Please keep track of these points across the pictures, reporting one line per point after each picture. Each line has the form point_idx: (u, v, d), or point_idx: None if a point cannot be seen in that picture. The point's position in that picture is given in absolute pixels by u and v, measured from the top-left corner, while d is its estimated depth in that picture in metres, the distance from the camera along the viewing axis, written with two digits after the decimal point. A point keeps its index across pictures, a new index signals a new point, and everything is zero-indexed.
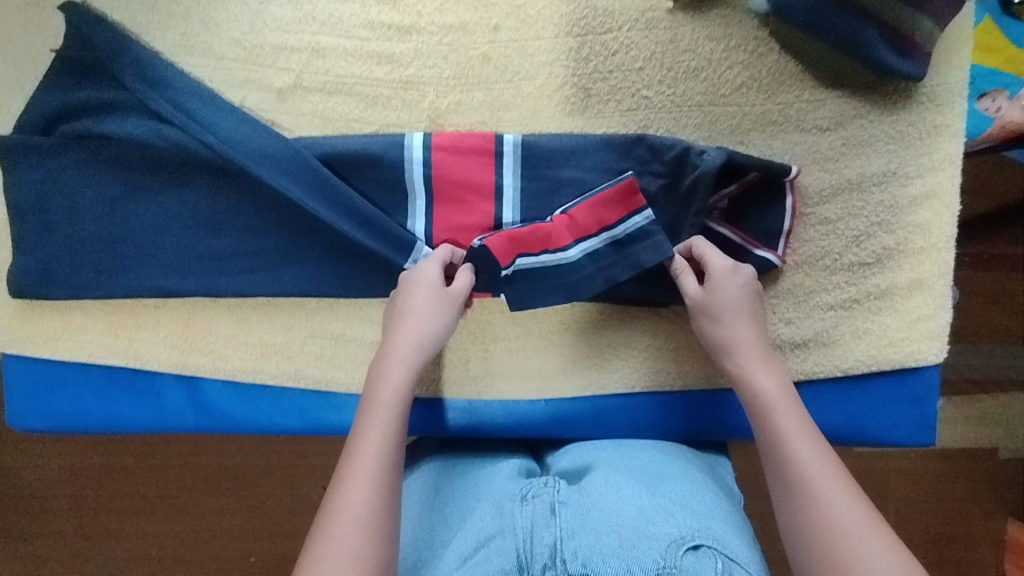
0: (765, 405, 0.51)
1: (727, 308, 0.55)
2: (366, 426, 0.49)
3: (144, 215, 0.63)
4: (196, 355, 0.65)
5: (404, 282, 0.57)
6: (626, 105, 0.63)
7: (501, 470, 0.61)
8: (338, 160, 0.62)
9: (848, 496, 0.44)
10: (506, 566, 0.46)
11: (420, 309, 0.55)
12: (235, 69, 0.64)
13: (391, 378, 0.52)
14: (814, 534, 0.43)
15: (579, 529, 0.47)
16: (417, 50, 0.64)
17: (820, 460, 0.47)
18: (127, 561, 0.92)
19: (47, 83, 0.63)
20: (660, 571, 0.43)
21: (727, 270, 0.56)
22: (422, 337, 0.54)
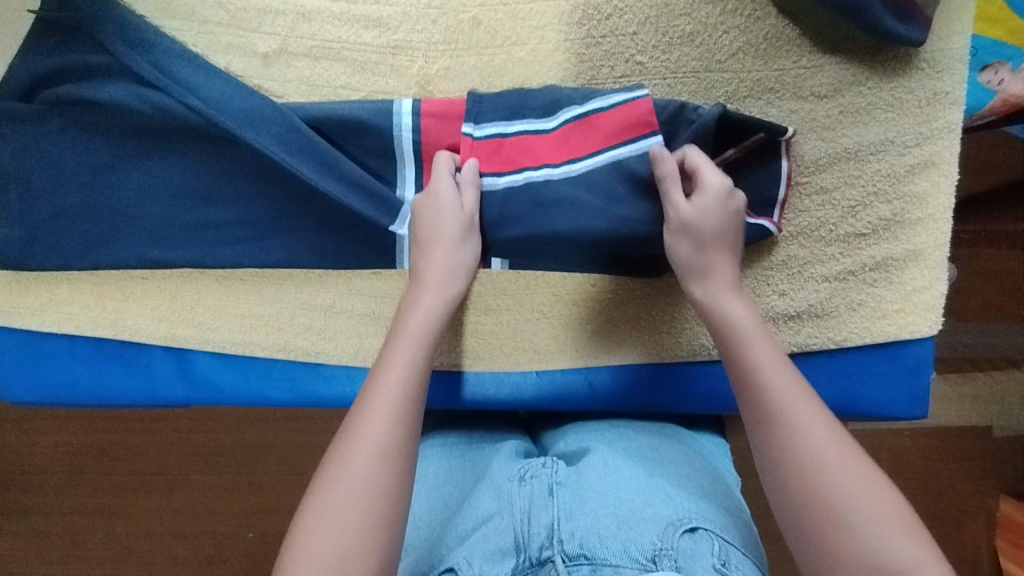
0: (734, 338, 0.52)
1: (711, 233, 0.55)
2: (393, 353, 0.51)
3: (131, 185, 0.62)
4: (185, 326, 0.64)
5: (427, 207, 0.58)
6: (619, 71, 0.62)
7: (502, 451, 0.60)
8: (326, 127, 0.61)
9: (827, 441, 0.45)
10: (504, 545, 0.47)
11: (448, 237, 0.57)
12: (219, 33, 0.62)
13: (422, 305, 0.55)
14: (791, 476, 0.45)
15: (575, 510, 0.48)
16: (405, 13, 0.63)
17: (792, 393, 0.48)
18: (124, 536, 0.93)
19: (27, 48, 0.61)
20: (658, 552, 0.44)
21: (720, 192, 0.54)
22: (451, 268, 0.57)
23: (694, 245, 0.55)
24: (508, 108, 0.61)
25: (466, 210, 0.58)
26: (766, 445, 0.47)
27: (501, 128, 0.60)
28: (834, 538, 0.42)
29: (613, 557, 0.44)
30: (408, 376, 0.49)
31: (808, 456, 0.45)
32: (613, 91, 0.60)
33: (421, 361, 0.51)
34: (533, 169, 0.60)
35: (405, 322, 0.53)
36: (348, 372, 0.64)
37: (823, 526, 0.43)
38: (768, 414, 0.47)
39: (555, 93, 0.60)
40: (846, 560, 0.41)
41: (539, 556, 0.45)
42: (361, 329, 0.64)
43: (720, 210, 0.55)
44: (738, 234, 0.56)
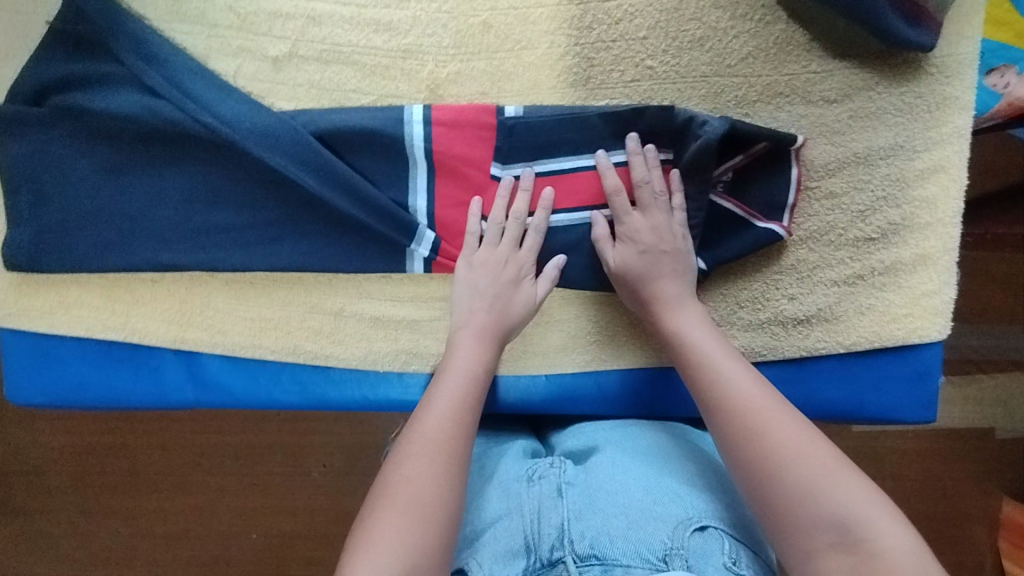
0: (694, 347, 0.55)
1: (640, 273, 0.58)
2: (443, 382, 0.54)
3: (141, 188, 0.62)
4: (195, 330, 0.64)
5: (485, 269, 0.60)
6: (629, 75, 0.62)
7: (509, 452, 0.60)
8: (337, 134, 0.60)
9: (787, 423, 0.48)
10: (515, 547, 0.47)
11: (497, 302, 0.59)
12: (229, 36, 0.61)
13: (473, 350, 0.56)
14: (755, 451, 0.47)
15: (585, 510, 0.48)
16: (416, 17, 0.62)
17: (753, 389, 0.51)
18: (129, 538, 0.93)
19: (40, 54, 0.60)
20: (669, 551, 0.44)
21: (631, 235, 0.59)
22: (502, 324, 0.58)
23: (630, 291, 0.59)
24: (535, 145, 0.61)
25: (537, 302, 0.60)
26: (733, 461, 0.49)
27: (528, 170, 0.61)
28: (783, 510, 0.45)
29: (624, 557, 0.44)
30: (461, 404, 0.52)
31: (770, 434, 0.48)
32: (646, 135, 0.60)
33: (473, 392, 0.53)
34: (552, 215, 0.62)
35: (455, 363, 0.55)
36: (357, 375, 0.64)
37: (782, 501, 0.45)
38: (727, 406, 0.50)
39: (586, 133, 0.60)
40: (803, 518, 0.44)
41: (549, 557, 0.46)
42: (371, 333, 0.64)
43: (632, 252, 0.59)
44: (664, 261, 0.58)
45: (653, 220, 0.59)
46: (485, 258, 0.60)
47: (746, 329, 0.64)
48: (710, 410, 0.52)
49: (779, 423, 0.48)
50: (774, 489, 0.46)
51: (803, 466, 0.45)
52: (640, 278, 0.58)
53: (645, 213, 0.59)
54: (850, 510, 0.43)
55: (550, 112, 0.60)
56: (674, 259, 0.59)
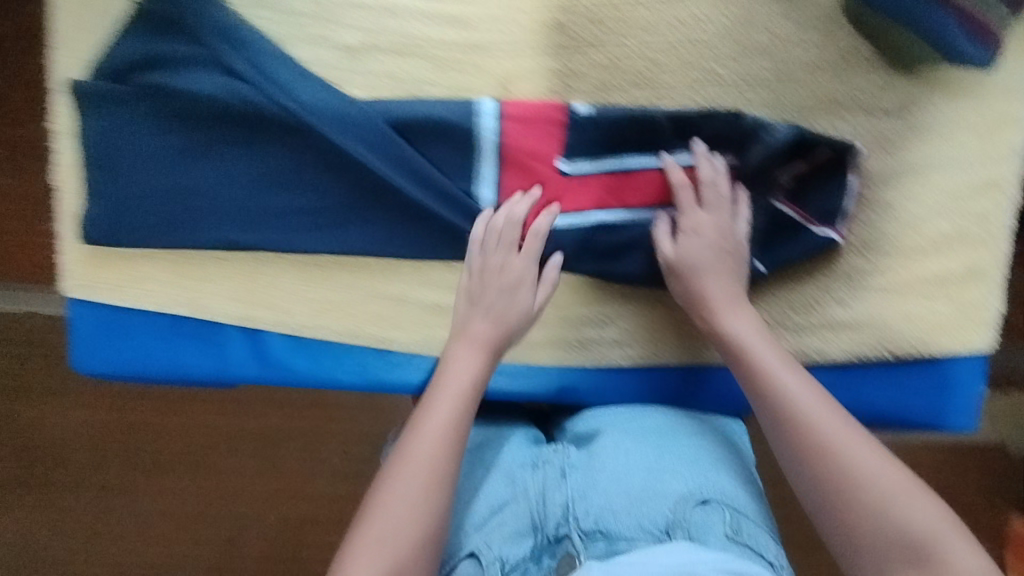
0: (747, 354, 0.58)
1: (695, 266, 0.61)
2: (433, 403, 0.54)
3: (216, 169, 0.63)
4: (261, 309, 0.66)
5: (480, 276, 0.60)
6: (695, 80, 0.64)
7: (513, 440, 0.63)
8: (411, 124, 0.62)
9: (852, 440, 0.53)
10: (523, 527, 0.55)
11: (495, 312, 0.59)
12: (307, 25, 0.63)
13: (462, 370, 0.56)
14: (824, 469, 0.52)
15: (587, 489, 0.57)
16: (491, 13, 0.63)
17: (817, 405, 0.55)
18: (151, 515, 0.95)
19: (124, 32, 0.62)
20: (671, 523, 0.54)
21: (694, 228, 0.61)
22: (502, 338, 0.59)
23: (682, 281, 0.61)
24: (602, 142, 0.63)
25: (534, 311, 0.61)
26: (804, 478, 0.53)
27: (591, 167, 0.63)
28: (851, 523, 0.50)
29: (626, 531, 0.54)
30: (447, 427, 0.53)
31: (838, 450, 0.52)
32: (710, 140, 0.62)
33: (459, 413, 0.54)
34: (613, 212, 0.64)
35: (449, 378, 0.56)
36: (415, 360, 0.66)
37: (852, 515, 0.51)
38: (793, 422, 0.54)
39: (652, 134, 0.62)
40: (872, 531, 0.50)
41: (556, 533, 0.55)
42: (431, 320, 0.66)
43: (697, 244, 0.61)
44: (727, 258, 0.61)
45: (717, 219, 0.61)
46: (484, 262, 0.61)
47: (797, 331, 0.66)
48: (782, 430, 0.55)
49: (851, 446, 0.52)
50: (848, 510, 0.51)
51: (868, 483, 0.51)
52: (694, 269, 0.61)
53: (708, 211, 0.61)
54: (909, 523, 0.49)
55: (618, 112, 0.62)
56: (730, 259, 0.61)
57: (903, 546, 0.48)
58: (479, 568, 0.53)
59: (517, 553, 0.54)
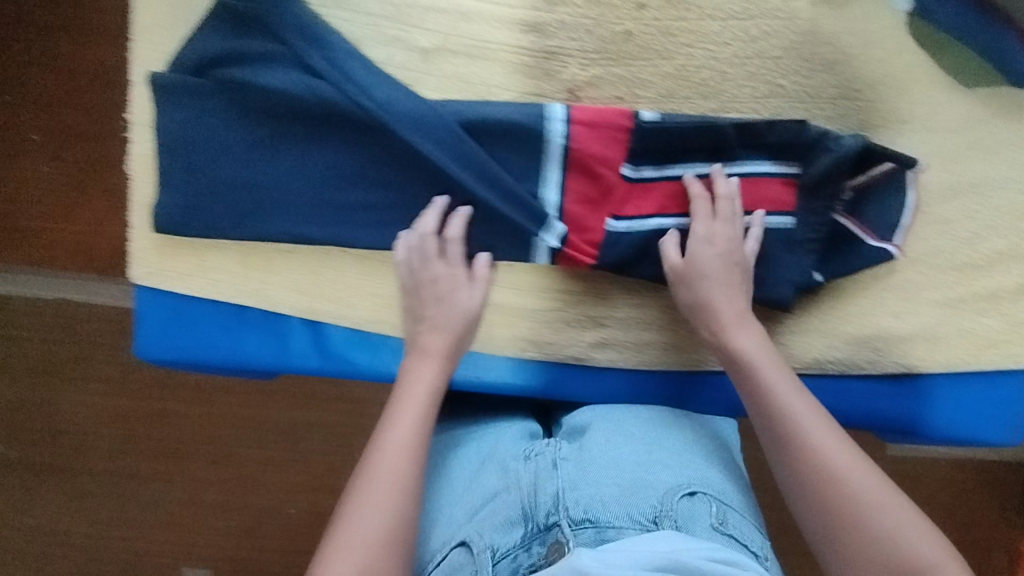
0: (750, 369, 0.59)
1: (704, 275, 0.62)
2: (395, 416, 0.55)
3: (287, 163, 0.64)
4: (325, 302, 0.67)
5: (430, 288, 0.62)
6: (760, 91, 0.65)
7: (506, 434, 0.65)
8: (482, 125, 0.63)
9: (838, 449, 0.55)
10: (513, 515, 0.53)
11: (446, 323, 0.61)
12: (383, 26, 0.64)
13: (423, 382, 0.57)
14: (816, 481, 0.54)
15: (580, 480, 0.55)
16: (563, 21, 0.64)
17: (808, 411, 0.57)
18: (168, 503, 1.02)
19: (203, 27, 0.63)
20: (659, 513, 0.53)
21: (702, 239, 0.62)
22: (457, 349, 0.61)
23: (692, 290, 0.62)
24: (666, 150, 0.64)
25: (474, 312, 0.62)
26: (801, 492, 0.54)
27: (656, 174, 0.65)
28: (844, 532, 0.51)
29: (615, 519, 0.52)
30: (413, 436, 0.54)
31: (832, 462, 0.54)
32: (773, 150, 0.64)
33: (423, 421, 0.55)
34: (675, 218, 0.65)
35: (411, 387, 0.57)
36: (474, 356, 0.68)
37: (843, 524, 0.52)
38: (784, 436, 0.56)
39: (717, 143, 0.64)
40: (863, 541, 0.51)
41: (546, 522, 0.52)
42: (490, 317, 0.68)
43: (710, 254, 0.62)
44: (736, 272, 0.62)
45: (729, 232, 0.62)
46: (423, 274, 0.62)
47: (850, 342, 0.67)
48: (779, 442, 0.56)
49: (851, 467, 0.53)
50: (848, 530, 0.51)
51: (856, 492, 0.52)
52: (701, 277, 0.62)
53: (720, 223, 0.63)
54: (894, 531, 0.50)
55: (684, 121, 0.64)
56: (738, 273, 0.63)
57: (893, 557, 0.49)
58: (471, 556, 0.52)
59: (507, 543, 0.51)
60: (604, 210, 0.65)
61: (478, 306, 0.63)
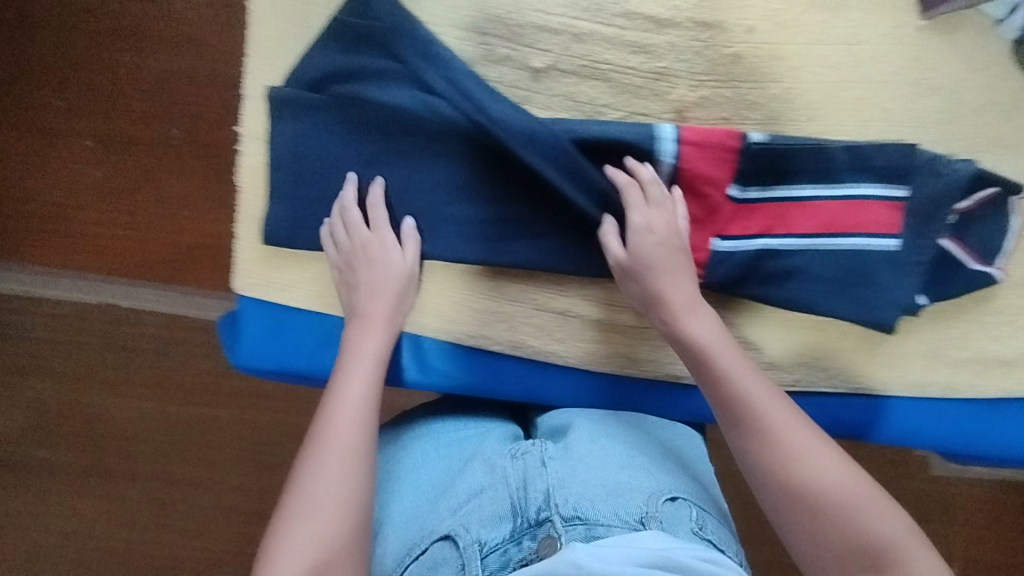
0: (707, 354, 0.59)
1: (651, 266, 0.62)
2: (342, 389, 0.59)
3: (397, 178, 0.65)
4: (427, 316, 0.68)
5: (364, 261, 0.64)
6: (866, 115, 0.66)
7: (492, 435, 0.66)
8: (593, 144, 0.64)
9: (804, 438, 0.56)
10: (503, 512, 0.55)
11: (387, 291, 0.65)
12: (496, 45, 0.65)
13: (366, 350, 0.62)
14: (779, 472, 0.55)
15: (568, 478, 0.57)
16: (673, 43, 0.65)
17: (774, 404, 0.57)
18: (207, 508, 1.05)
19: (321, 44, 0.64)
20: (646, 514, 0.54)
21: (643, 228, 0.62)
22: (388, 314, 0.64)
23: (640, 283, 0.63)
24: (774, 172, 0.65)
25: (410, 270, 0.65)
26: (760, 475, 0.56)
27: (761, 195, 0.65)
28: (817, 528, 0.53)
29: (605, 518, 0.54)
30: (364, 404, 0.59)
31: (793, 445, 0.55)
32: (880, 172, 0.64)
33: (368, 390, 0.60)
34: (782, 239, 0.65)
35: (356, 361, 0.61)
36: (574, 372, 0.69)
37: (816, 520, 0.53)
38: (756, 429, 0.56)
39: (824, 165, 0.64)
40: (837, 535, 0.52)
41: (537, 517, 0.54)
42: (591, 334, 0.69)
43: (651, 242, 0.62)
44: (677, 255, 0.63)
45: (665, 214, 0.63)
46: (355, 245, 0.64)
47: (952, 365, 0.69)
48: (733, 424, 0.57)
49: (808, 448, 0.55)
50: (811, 514, 0.53)
51: (837, 490, 0.53)
52: (649, 268, 0.62)
53: (657, 208, 0.62)
54: (869, 530, 0.52)
55: (792, 143, 0.65)
56: (681, 256, 0.63)
57: (864, 553, 0.51)
58: (456, 550, 0.53)
59: (495, 538, 0.53)
60: (707, 230, 0.66)
61: (415, 260, 0.65)
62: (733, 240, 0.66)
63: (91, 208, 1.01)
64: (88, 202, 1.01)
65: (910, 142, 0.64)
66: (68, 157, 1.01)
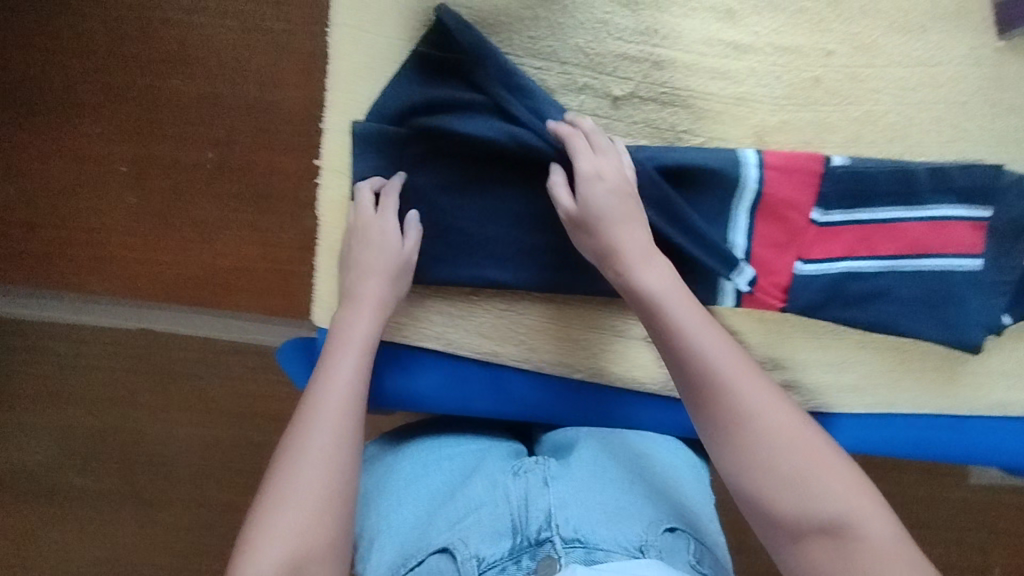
0: (655, 306, 0.57)
1: (602, 215, 0.60)
2: (331, 368, 0.59)
3: (479, 208, 0.66)
4: (507, 345, 0.69)
5: (362, 244, 0.64)
6: (946, 135, 0.66)
7: (496, 452, 0.66)
8: (677, 172, 0.64)
9: (763, 396, 0.53)
10: (502, 527, 0.54)
11: (380, 272, 0.63)
12: (576, 74, 0.65)
13: (352, 333, 0.61)
14: (739, 430, 0.52)
15: (569, 500, 0.57)
16: (752, 68, 0.66)
17: (734, 360, 0.55)
18: None
19: (402, 77, 0.64)
20: (644, 542, 0.54)
21: (590, 175, 0.60)
22: (382, 298, 0.63)
23: (591, 235, 0.60)
24: (857, 194, 0.65)
25: (407, 255, 0.64)
26: (713, 434, 0.54)
27: (845, 218, 0.65)
28: (775, 490, 0.50)
29: (605, 543, 0.53)
30: (348, 386, 0.58)
31: (748, 401, 0.53)
32: (963, 193, 0.64)
33: (358, 372, 0.59)
34: (864, 261, 0.65)
35: (348, 341, 0.61)
36: (652, 399, 0.70)
37: (778, 483, 0.50)
38: (712, 382, 0.54)
39: (909, 187, 0.64)
40: (797, 500, 0.50)
41: (538, 537, 0.53)
42: None
43: (601, 189, 0.60)
44: (630, 202, 0.60)
45: (611, 161, 0.61)
46: (357, 230, 0.65)
47: None
48: (688, 378, 0.55)
49: (759, 400, 0.53)
50: (765, 472, 0.51)
51: (793, 451, 0.51)
52: (599, 218, 0.60)
53: (601, 156, 0.61)
54: (831, 495, 0.49)
55: (875, 165, 0.65)
56: (630, 206, 0.61)
57: (826, 519, 0.49)
58: (454, 563, 0.54)
59: (493, 554, 0.53)
60: (790, 252, 0.66)
61: (414, 248, 0.64)
62: (815, 263, 0.66)
63: (134, 236, 0.95)
64: (127, 230, 0.95)
65: (992, 163, 0.65)
66: (105, 182, 0.95)
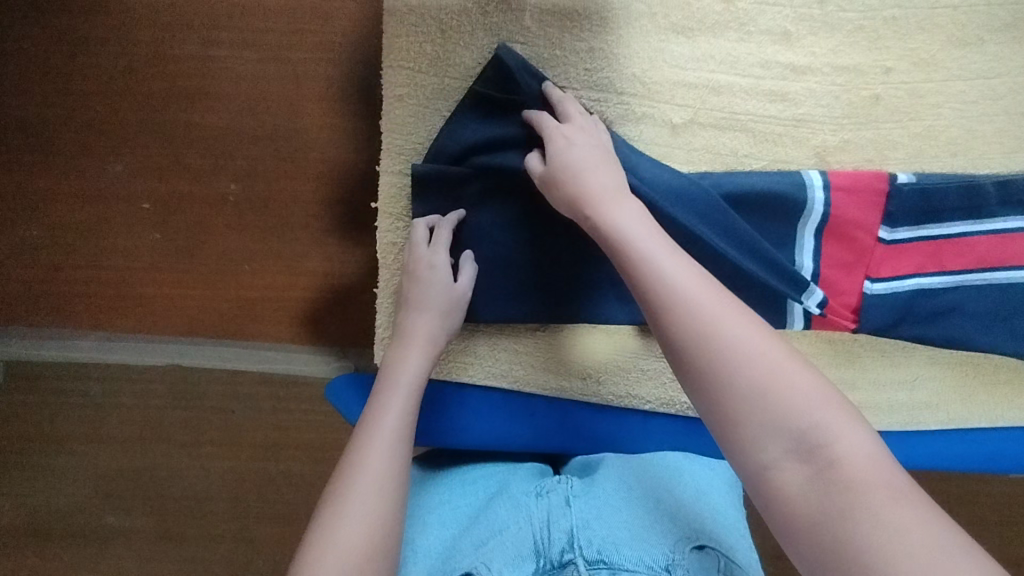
0: (622, 237, 0.50)
1: (569, 165, 0.56)
2: (385, 402, 0.57)
3: (542, 241, 0.65)
4: (574, 379, 0.68)
5: (415, 278, 0.63)
6: (1009, 147, 0.65)
7: (520, 471, 0.63)
8: (742, 198, 0.63)
9: (724, 308, 0.44)
10: (524, 551, 0.50)
11: (433, 306, 0.63)
12: (633, 104, 0.65)
13: (405, 368, 0.60)
14: (698, 348, 0.43)
15: (592, 520, 0.52)
16: (811, 89, 0.65)
17: (690, 274, 0.46)
18: None
19: (459, 116, 0.64)
20: (672, 561, 0.49)
21: (559, 133, 0.58)
22: (433, 332, 0.62)
23: (557, 185, 0.56)
24: (924, 211, 0.64)
25: (461, 291, 0.64)
26: (667, 349, 0.45)
27: (912, 235, 0.65)
28: (740, 413, 0.41)
29: (628, 562, 0.48)
30: (400, 419, 0.56)
31: (706, 313, 0.44)
32: None
33: (410, 407, 0.57)
34: (934, 277, 0.64)
35: (400, 375, 0.59)
36: None
37: (741, 403, 0.41)
38: (666, 299, 0.45)
39: (977, 200, 0.64)
40: (766, 420, 0.40)
41: (560, 559, 0.49)
42: None
43: (566, 144, 0.58)
44: (597, 151, 0.57)
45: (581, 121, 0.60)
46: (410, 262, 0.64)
47: None
48: (647, 303, 0.46)
49: (717, 311, 0.44)
50: (720, 388, 0.41)
51: (752, 363, 0.41)
52: (565, 166, 0.56)
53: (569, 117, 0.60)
54: (801, 410, 0.40)
55: (939, 181, 0.64)
56: (596, 154, 0.57)
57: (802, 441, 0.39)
58: None
59: None
60: (858, 272, 0.65)
61: (469, 285, 0.64)
62: (884, 283, 0.65)
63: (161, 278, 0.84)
64: (151, 269, 0.84)
65: None
66: (121, 219, 0.84)
